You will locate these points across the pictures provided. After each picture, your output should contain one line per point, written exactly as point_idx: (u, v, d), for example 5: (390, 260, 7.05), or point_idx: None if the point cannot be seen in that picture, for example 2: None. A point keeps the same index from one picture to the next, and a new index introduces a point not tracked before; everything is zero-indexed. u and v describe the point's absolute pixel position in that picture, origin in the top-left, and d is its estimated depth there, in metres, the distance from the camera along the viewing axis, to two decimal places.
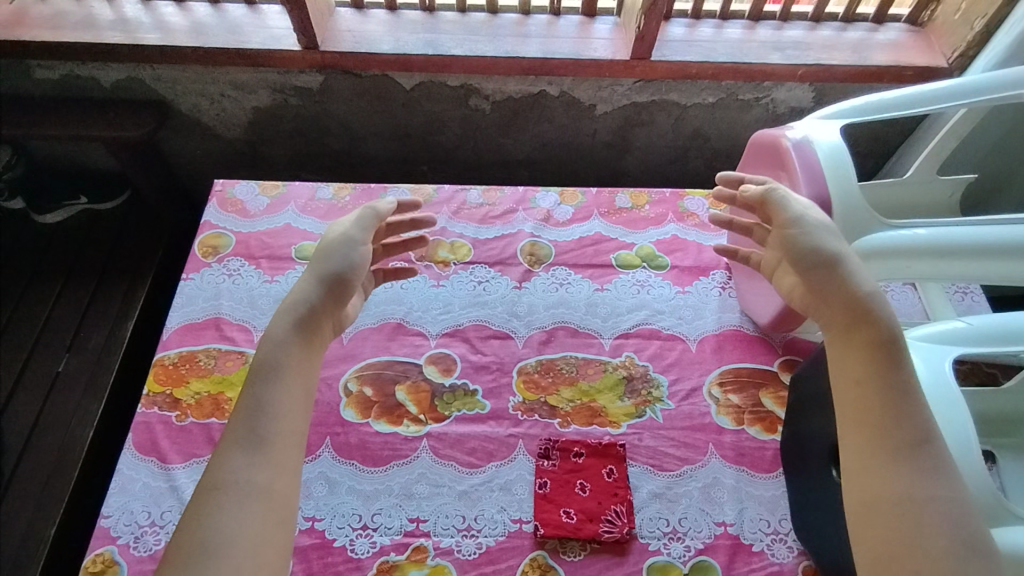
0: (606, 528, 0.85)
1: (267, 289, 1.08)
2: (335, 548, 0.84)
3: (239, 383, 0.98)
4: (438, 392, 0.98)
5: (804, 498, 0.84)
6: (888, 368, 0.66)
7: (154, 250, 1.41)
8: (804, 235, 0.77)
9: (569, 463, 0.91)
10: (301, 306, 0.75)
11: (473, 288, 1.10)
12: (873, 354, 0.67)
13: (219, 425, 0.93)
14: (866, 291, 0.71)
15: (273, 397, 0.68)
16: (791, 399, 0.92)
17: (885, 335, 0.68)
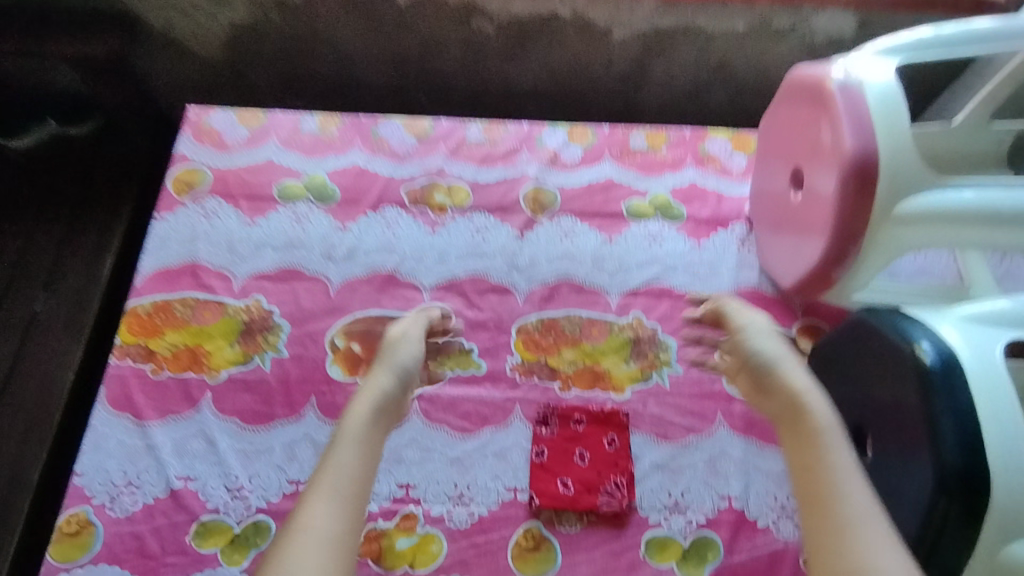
0: (605, 500, 0.82)
1: (247, 232, 0.99)
2: None
3: (218, 335, 0.91)
4: (431, 350, 0.91)
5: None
6: (820, 451, 0.60)
7: (131, 181, 1.31)
8: (744, 350, 0.75)
9: (568, 430, 0.86)
10: (382, 378, 0.71)
11: (470, 237, 1.01)
12: (807, 439, 0.62)
13: (197, 381, 0.87)
14: (803, 381, 0.67)
15: (354, 457, 0.62)
16: (812, 371, 0.84)
17: (814, 418, 0.63)
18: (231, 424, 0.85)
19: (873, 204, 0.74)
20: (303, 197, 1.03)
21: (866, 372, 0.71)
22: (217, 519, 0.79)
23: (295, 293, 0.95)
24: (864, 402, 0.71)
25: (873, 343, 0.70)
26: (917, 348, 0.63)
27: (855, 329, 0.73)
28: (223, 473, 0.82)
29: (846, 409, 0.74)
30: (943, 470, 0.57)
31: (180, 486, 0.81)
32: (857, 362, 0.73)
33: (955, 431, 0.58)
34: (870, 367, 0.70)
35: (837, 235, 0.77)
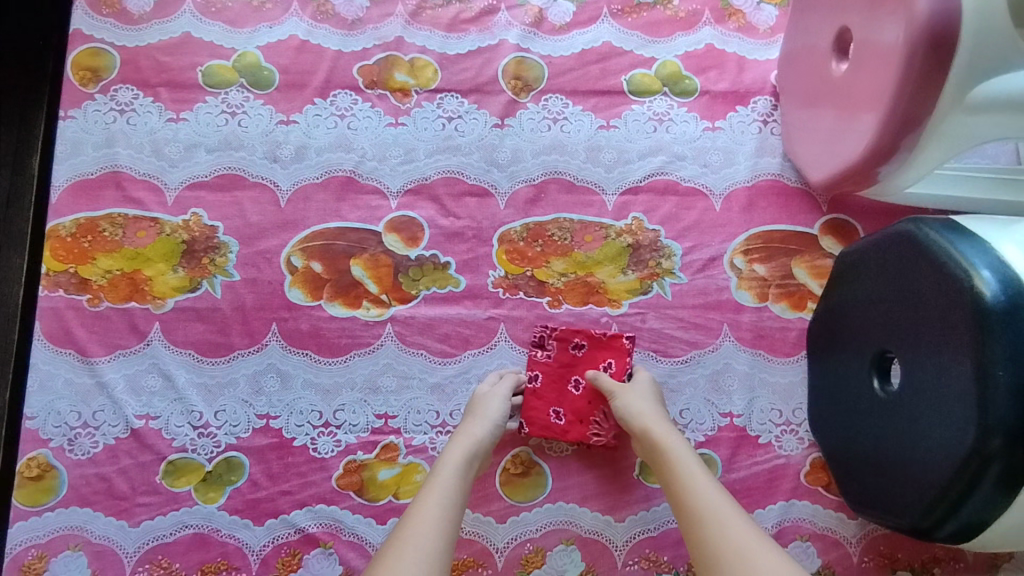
0: (594, 431, 0.75)
1: (173, 130, 0.83)
2: (296, 448, 0.76)
3: (157, 258, 0.79)
4: (402, 266, 0.80)
5: (826, 394, 0.72)
6: (701, 516, 0.59)
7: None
8: (621, 404, 0.72)
9: (566, 356, 0.77)
10: (478, 423, 0.70)
11: (441, 127, 0.84)
12: (688, 504, 0.60)
13: (142, 311, 0.78)
14: (677, 449, 0.66)
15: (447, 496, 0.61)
16: (831, 280, 0.74)
17: (687, 478, 0.62)
18: (186, 356, 0.77)
19: (943, 83, 0.58)
20: (235, 82, 0.84)
21: (900, 294, 0.61)
22: (186, 457, 0.75)
23: (240, 205, 0.81)
24: (892, 327, 0.62)
25: (914, 263, 0.59)
26: (977, 280, 0.52)
27: (896, 244, 0.61)
28: (186, 410, 0.76)
29: (870, 330, 0.65)
30: (990, 422, 0.50)
31: (141, 426, 0.75)
32: (891, 280, 0.62)
33: (1011, 382, 0.50)
34: (906, 290, 0.60)
35: (890, 121, 0.62)
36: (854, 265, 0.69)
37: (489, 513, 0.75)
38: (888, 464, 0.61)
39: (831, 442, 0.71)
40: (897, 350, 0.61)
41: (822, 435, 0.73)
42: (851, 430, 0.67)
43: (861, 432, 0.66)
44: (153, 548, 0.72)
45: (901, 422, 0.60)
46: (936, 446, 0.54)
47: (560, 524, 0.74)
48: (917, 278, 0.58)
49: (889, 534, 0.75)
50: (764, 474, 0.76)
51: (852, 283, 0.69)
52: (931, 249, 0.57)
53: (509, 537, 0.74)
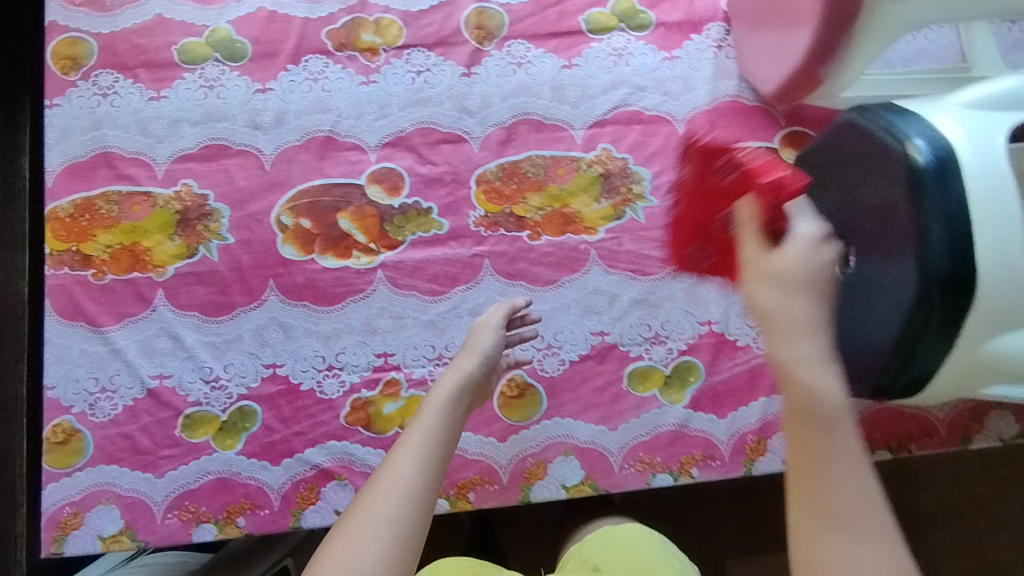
0: None
1: (156, 108, 0.87)
2: (303, 392, 0.80)
3: (154, 230, 0.83)
4: (386, 215, 0.85)
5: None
6: (798, 386, 0.47)
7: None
8: (753, 253, 0.53)
9: (772, 172, 0.69)
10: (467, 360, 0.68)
11: (411, 81, 0.88)
12: (789, 361, 0.48)
13: (145, 280, 0.82)
14: (769, 295, 0.50)
15: (438, 424, 0.58)
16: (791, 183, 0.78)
17: (796, 336, 0.48)
18: (192, 318, 0.81)
19: None
20: (210, 57, 0.88)
21: (847, 175, 0.65)
22: (202, 410, 0.79)
23: (227, 172, 0.85)
24: (840, 213, 0.66)
25: (853, 144, 0.63)
26: (910, 148, 0.56)
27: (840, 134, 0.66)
28: (196, 366, 0.80)
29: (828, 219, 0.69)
30: (930, 274, 0.55)
31: (156, 385, 0.80)
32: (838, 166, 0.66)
33: (945, 234, 0.54)
34: (852, 171, 0.64)
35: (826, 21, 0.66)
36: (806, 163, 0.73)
37: (491, 434, 0.80)
38: (846, 338, 0.66)
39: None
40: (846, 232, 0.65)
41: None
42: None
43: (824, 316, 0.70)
44: (180, 496, 0.77)
45: (854, 296, 0.64)
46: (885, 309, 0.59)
47: (558, 437, 0.80)
48: (861, 158, 0.63)
49: (865, 418, 0.81)
50: (745, 374, 0.82)
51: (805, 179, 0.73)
52: (872, 130, 0.61)
53: (512, 454, 0.79)
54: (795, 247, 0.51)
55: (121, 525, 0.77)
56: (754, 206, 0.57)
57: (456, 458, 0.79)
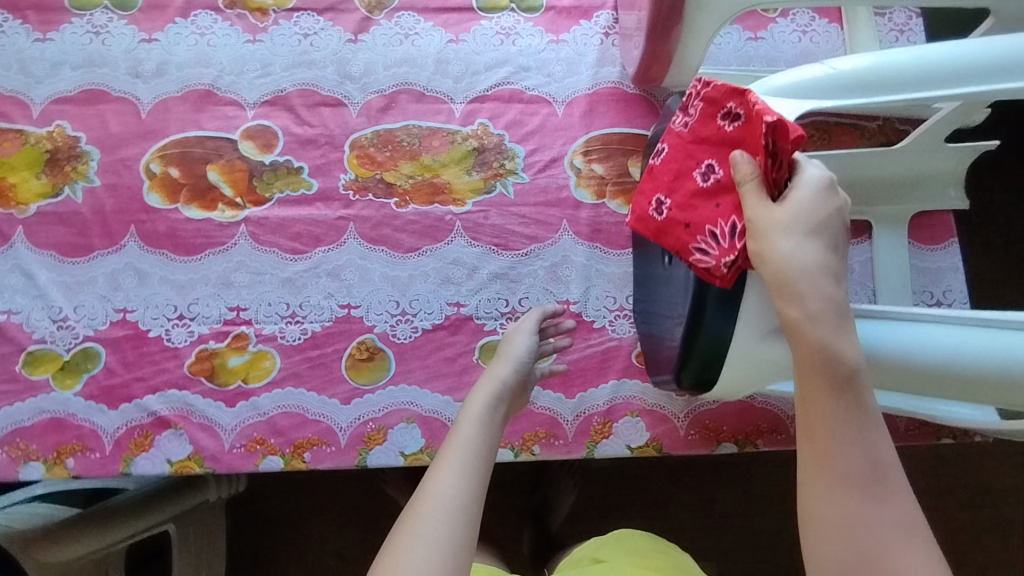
0: (700, 249, 0.58)
1: (40, 50, 0.87)
2: (150, 338, 0.80)
3: (21, 167, 0.84)
4: (256, 171, 0.85)
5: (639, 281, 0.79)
6: (817, 337, 0.49)
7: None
8: (753, 208, 0.53)
9: (709, 127, 0.59)
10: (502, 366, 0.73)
11: (297, 44, 0.89)
12: (805, 316, 0.49)
13: (5, 216, 0.82)
14: (786, 246, 0.51)
15: (479, 431, 0.63)
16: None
17: (810, 288, 0.50)
18: (48, 257, 0.82)
19: None
20: (101, 5, 0.89)
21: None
22: (45, 348, 0.79)
23: (102, 116, 0.85)
24: None
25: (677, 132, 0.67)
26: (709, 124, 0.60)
27: None
28: (46, 305, 0.80)
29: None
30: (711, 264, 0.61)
31: (3, 320, 0.79)
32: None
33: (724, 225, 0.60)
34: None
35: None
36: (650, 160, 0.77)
37: (333, 395, 0.79)
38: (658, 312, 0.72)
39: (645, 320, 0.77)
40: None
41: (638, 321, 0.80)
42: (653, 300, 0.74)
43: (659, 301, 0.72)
44: (12, 432, 0.77)
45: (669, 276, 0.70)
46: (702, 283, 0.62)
47: (401, 404, 0.80)
48: None
49: (716, 408, 0.82)
50: (597, 356, 0.82)
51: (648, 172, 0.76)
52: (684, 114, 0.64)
53: (352, 417, 0.79)
54: (757, 223, 0.53)
55: None
56: (749, 161, 0.54)
57: (296, 417, 0.79)
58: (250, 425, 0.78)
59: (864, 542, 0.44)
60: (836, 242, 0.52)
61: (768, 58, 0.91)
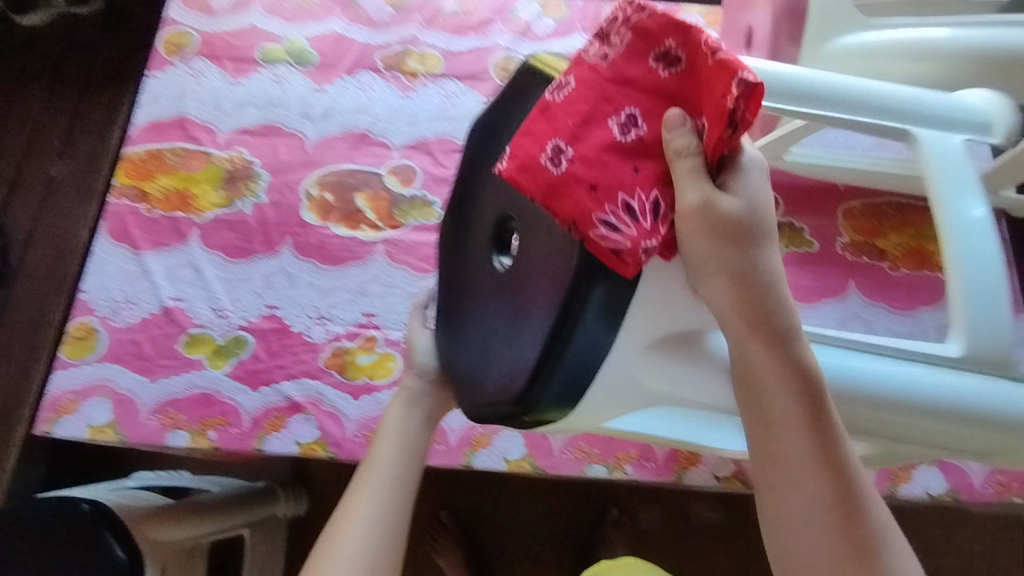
0: (609, 221, 0.46)
1: (231, 91, 1.05)
2: (293, 332, 0.91)
3: (204, 181, 0.99)
4: (397, 201, 0.99)
5: (471, 319, 0.62)
6: (777, 372, 0.50)
7: (136, 50, 1.46)
8: (696, 193, 0.46)
9: (643, 70, 0.48)
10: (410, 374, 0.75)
11: (440, 102, 1.06)
12: (764, 344, 0.50)
13: (186, 219, 0.97)
14: (734, 251, 0.48)
15: (398, 452, 0.70)
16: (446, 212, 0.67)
17: (771, 318, 0.50)
18: (216, 256, 0.95)
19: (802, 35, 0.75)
20: (284, 60, 1.08)
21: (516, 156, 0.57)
22: (204, 332, 0.91)
23: (274, 147, 1.02)
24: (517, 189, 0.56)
25: (500, 119, 0.61)
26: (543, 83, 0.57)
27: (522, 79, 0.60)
28: (209, 296, 0.93)
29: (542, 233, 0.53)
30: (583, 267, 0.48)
31: (172, 305, 0.92)
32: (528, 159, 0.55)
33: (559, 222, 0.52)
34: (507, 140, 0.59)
35: None
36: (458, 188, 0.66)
37: None
38: (505, 343, 0.55)
39: (492, 372, 0.58)
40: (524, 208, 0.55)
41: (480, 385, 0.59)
42: (511, 343, 0.55)
43: (503, 333, 0.56)
44: (166, 402, 0.87)
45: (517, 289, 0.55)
46: (556, 291, 0.50)
47: None
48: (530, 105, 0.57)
49: None
50: None
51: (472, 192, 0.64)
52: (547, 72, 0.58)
53: (463, 420, 0.87)
54: (706, 213, 0.46)
55: (108, 418, 0.86)
56: (688, 133, 0.46)
57: None
58: (371, 418, 0.87)
59: (829, 545, 0.51)
60: (770, 241, 0.50)
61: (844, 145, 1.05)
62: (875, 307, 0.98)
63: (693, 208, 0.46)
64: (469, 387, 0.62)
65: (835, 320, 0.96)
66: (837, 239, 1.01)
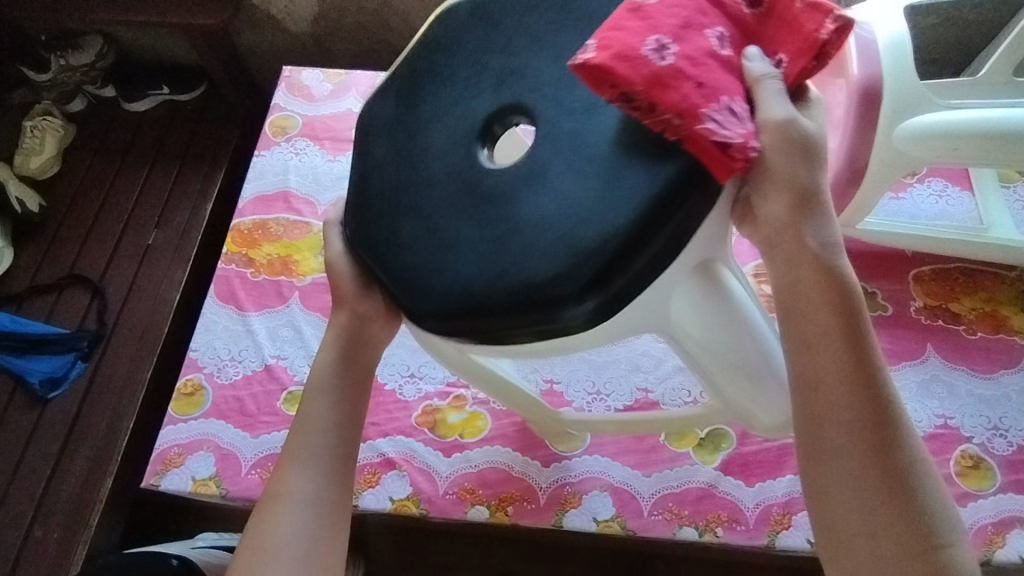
0: (712, 113, 0.54)
1: (330, 167, 1.15)
2: (386, 389, 0.95)
3: (305, 248, 1.07)
4: None
5: (435, 219, 0.62)
6: (833, 308, 0.58)
7: (233, 127, 1.50)
8: (779, 113, 0.57)
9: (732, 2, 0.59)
10: (341, 316, 0.72)
11: None
12: (818, 283, 0.59)
13: (288, 283, 1.04)
14: (798, 182, 0.59)
15: (330, 400, 0.70)
16: (386, 112, 0.69)
17: (824, 261, 0.59)
18: (314, 317, 1.01)
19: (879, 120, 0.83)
20: None
21: (494, 77, 0.64)
22: (302, 389, 0.95)
23: None
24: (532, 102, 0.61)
25: (549, 80, 0.61)
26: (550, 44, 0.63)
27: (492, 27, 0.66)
28: (308, 354, 0.98)
29: (562, 141, 0.58)
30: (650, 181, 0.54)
31: (273, 363, 0.97)
32: (550, 89, 0.61)
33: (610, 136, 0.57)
34: (487, 59, 0.65)
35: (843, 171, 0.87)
36: (400, 88, 0.69)
37: (535, 457, 0.89)
38: (515, 255, 0.57)
39: (489, 273, 0.57)
40: (537, 119, 0.60)
41: (469, 288, 0.58)
42: (524, 240, 0.57)
43: (506, 231, 0.58)
44: (266, 456, 0.91)
45: (540, 199, 0.57)
46: (616, 195, 0.55)
47: (595, 472, 0.89)
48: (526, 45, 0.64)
49: None
50: (774, 451, 0.89)
51: (426, 95, 0.67)
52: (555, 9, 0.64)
53: (551, 478, 0.88)
54: (787, 132, 0.57)
55: (211, 472, 0.90)
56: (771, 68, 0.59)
57: (502, 472, 0.89)
58: (462, 475, 0.89)
59: (869, 467, 0.55)
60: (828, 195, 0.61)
61: (910, 213, 1.07)
62: (955, 369, 0.96)
63: (776, 125, 0.57)
64: (433, 290, 0.60)
65: (917, 382, 0.95)
66: (910, 304, 1.02)
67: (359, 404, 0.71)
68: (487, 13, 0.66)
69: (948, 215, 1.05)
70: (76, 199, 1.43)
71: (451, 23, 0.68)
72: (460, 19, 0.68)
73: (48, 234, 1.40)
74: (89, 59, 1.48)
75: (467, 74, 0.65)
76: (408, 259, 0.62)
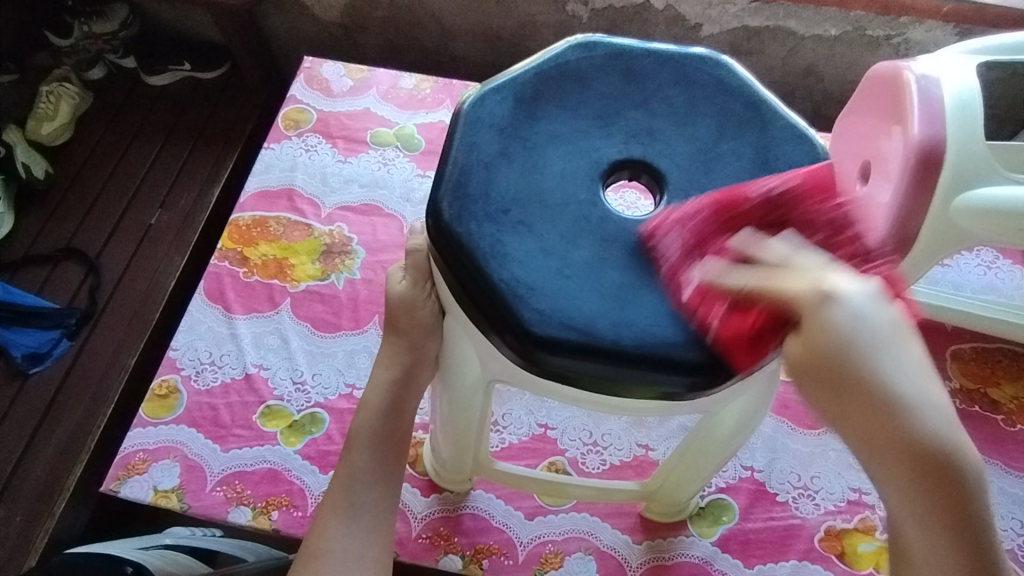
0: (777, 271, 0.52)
1: (339, 168, 1.10)
2: None
3: (303, 253, 1.02)
4: None
5: (552, 242, 0.53)
6: (921, 423, 0.44)
7: (250, 112, 1.46)
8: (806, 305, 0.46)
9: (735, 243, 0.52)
10: (403, 356, 0.69)
11: None
12: (836, 353, 0.45)
13: (281, 288, 0.98)
14: (841, 312, 0.45)
15: (374, 452, 0.68)
16: (500, 110, 0.58)
17: (864, 354, 0.44)
18: (304, 327, 0.96)
19: (937, 184, 0.75)
20: (393, 144, 1.12)
21: (628, 128, 0.58)
22: (281, 405, 0.90)
23: (374, 227, 1.04)
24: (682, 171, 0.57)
25: (686, 153, 0.57)
26: (670, 112, 0.59)
27: (638, 71, 0.61)
28: (291, 367, 0.93)
29: None
30: None
31: (254, 373, 0.92)
32: (688, 165, 0.57)
33: None
34: (623, 109, 0.59)
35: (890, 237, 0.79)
36: (520, 92, 0.59)
37: (519, 508, 0.83)
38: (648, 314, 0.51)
39: (613, 318, 0.51)
40: (668, 187, 0.56)
41: (590, 328, 0.50)
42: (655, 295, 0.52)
43: (631, 280, 0.53)
44: (233, 473, 0.85)
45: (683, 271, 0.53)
46: None
47: (580, 532, 0.82)
48: (674, 104, 0.60)
49: None
50: (779, 531, 0.82)
51: (549, 107, 0.59)
52: (692, 73, 0.61)
53: (533, 534, 0.82)
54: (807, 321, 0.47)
55: (175, 483, 0.85)
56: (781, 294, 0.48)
57: (481, 521, 0.82)
58: (438, 518, 0.82)
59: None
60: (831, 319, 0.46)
61: (953, 283, 0.99)
62: (988, 463, 0.87)
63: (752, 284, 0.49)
64: (549, 313, 0.50)
65: None
66: (946, 384, 0.93)
67: (403, 458, 0.71)
68: (631, 66, 0.61)
69: (996, 290, 0.97)
70: (83, 171, 1.39)
71: (591, 57, 0.61)
72: (600, 58, 0.61)
73: (51, 202, 1.35)
74: (113, 29, 1.41)
75: (601, 113, 0.59)
76: (514, 273, 0.51)
